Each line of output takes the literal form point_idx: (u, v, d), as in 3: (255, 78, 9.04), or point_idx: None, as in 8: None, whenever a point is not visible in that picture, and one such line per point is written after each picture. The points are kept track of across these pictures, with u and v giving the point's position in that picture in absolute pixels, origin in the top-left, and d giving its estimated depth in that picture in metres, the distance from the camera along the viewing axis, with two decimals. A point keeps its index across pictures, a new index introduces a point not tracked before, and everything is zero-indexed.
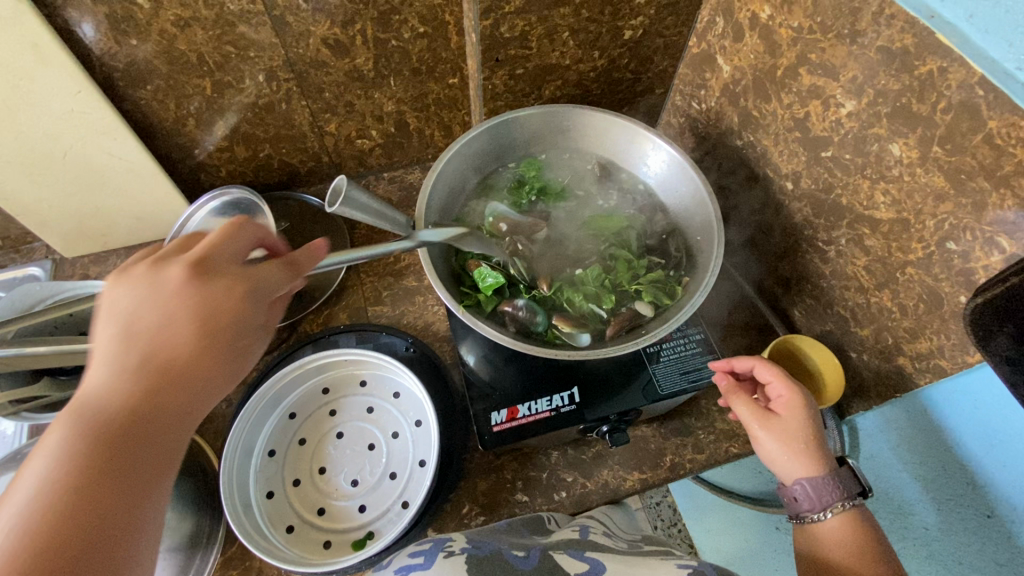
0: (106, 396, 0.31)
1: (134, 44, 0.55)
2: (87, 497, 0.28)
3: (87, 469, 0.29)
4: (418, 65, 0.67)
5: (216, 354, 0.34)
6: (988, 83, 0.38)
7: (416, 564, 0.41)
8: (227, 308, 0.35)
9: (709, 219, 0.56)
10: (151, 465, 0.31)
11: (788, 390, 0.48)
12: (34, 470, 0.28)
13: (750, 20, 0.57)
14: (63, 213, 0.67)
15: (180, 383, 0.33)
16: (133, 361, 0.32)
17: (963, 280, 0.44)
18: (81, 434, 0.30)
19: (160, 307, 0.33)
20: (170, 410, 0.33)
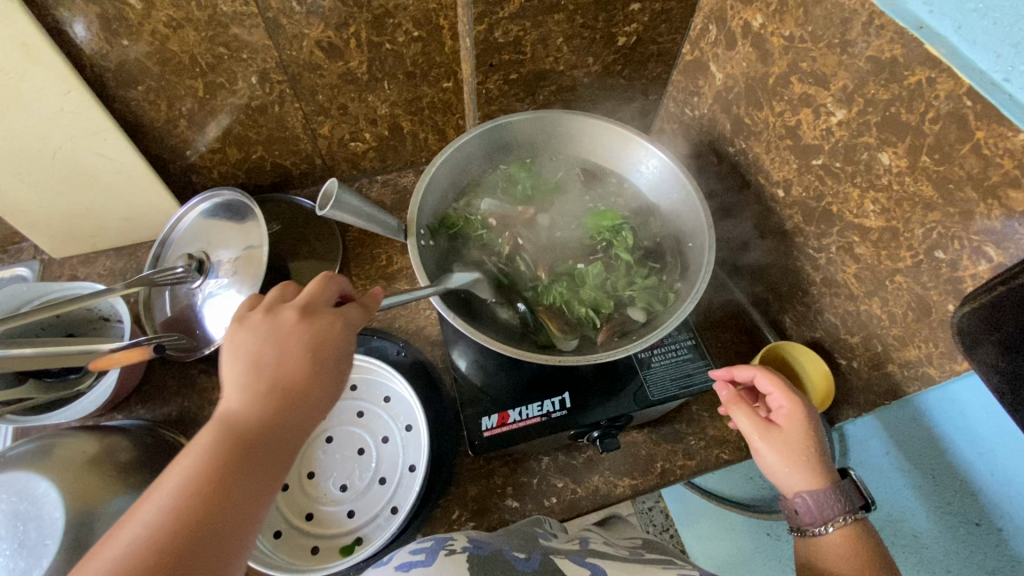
0: (239, 414, 0.36)
1: (125, 44, 0.55)
2: (214, 499, 0.32)
3: (219, 474, 0.33)
4: (413, 69, 0.67)
5: (322, 383, 0.39)
6: (976, 94, 0.38)
7: (416, 562, 0.40)
8: (333, 343, 0.40)
9: (701, 225, 0.57)
10: (265, 476, 0.35)
11: (789, 401, 0.48)
12: (176, 471, 0.33)
13: (743, 28, 0.58)
14: (52, 213, 0.67)
15: (293, 404, 0.37)
16: (261, 383, 0.37)
17: (951, 288, 0.44)
18: (222, 441, 0.34)
19: (279, 340, 0.39)
20: (284, 428, 0.37)
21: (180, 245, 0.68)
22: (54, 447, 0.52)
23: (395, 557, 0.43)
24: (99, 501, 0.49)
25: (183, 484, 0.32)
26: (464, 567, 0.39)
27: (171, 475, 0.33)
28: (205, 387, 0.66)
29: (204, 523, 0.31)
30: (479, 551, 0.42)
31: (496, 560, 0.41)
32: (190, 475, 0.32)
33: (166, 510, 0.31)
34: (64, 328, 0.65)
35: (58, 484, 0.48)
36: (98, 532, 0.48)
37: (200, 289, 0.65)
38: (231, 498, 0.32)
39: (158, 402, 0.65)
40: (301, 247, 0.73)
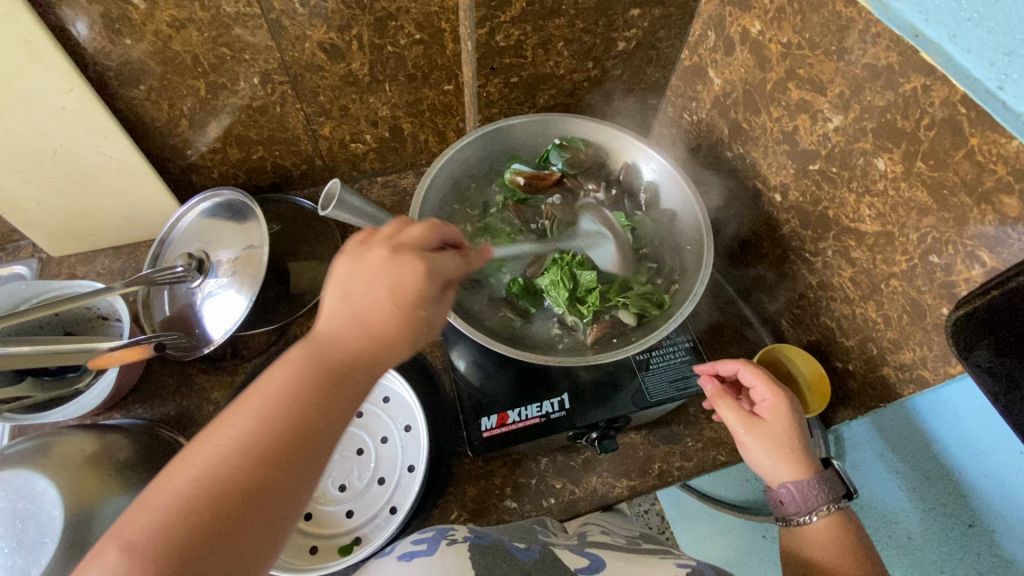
0: (332, 335, 0.37)
1: (127, 43, 0.55)
2: (291, 426, 0.33)
3: (299, 401, 0.34)
4: (414, 71, 0.67)
5: (405, 329, 0.38)
6: (970, 101, 0.39)
7: (419, 552, 0.41)
8: (420, 293, 0.38)
9: (700, 229, 0.58)
10: (341, 409, 0.35)
11: (773, 394, 0.49)
12: (263, 387, 0.34)
13: (741, 34, 0.59)
14: (51, 212, 0.67)
15: (375, 345, 0.37)
16: (348, 318, 0.37)
17: (945, 292, 0.45)
18: (312, 367, 0.35)
19: (371, 275, 0.38)
20: (364, 367, 0.36)
21: (179, 243, 0.68)
22: (52, 445, 0.52)
23: (398, 547, 0.43)
24: (97, 500, 0.49)
25: (267, 401, 0.34)
26: (466, 554, 0.40)
27: (259, 390, 0.34)
28: (203, 387, 0.66)
29: (278, 447, 0.33)
30: (480, 541, 0.43)
31: (497, 549, 0.42)
32: (272, 397, 0.34)
33: (251, 427, 0.33)
34: (61, 327, 0.65)
35: (56, 483, 0.48)
36: (96, 529, 0.48)
37: (201, 288, 0.66)
38: (309, 428, 0.34)
39: (155, 402, 0.65)
40: (301, 247, 0.73)
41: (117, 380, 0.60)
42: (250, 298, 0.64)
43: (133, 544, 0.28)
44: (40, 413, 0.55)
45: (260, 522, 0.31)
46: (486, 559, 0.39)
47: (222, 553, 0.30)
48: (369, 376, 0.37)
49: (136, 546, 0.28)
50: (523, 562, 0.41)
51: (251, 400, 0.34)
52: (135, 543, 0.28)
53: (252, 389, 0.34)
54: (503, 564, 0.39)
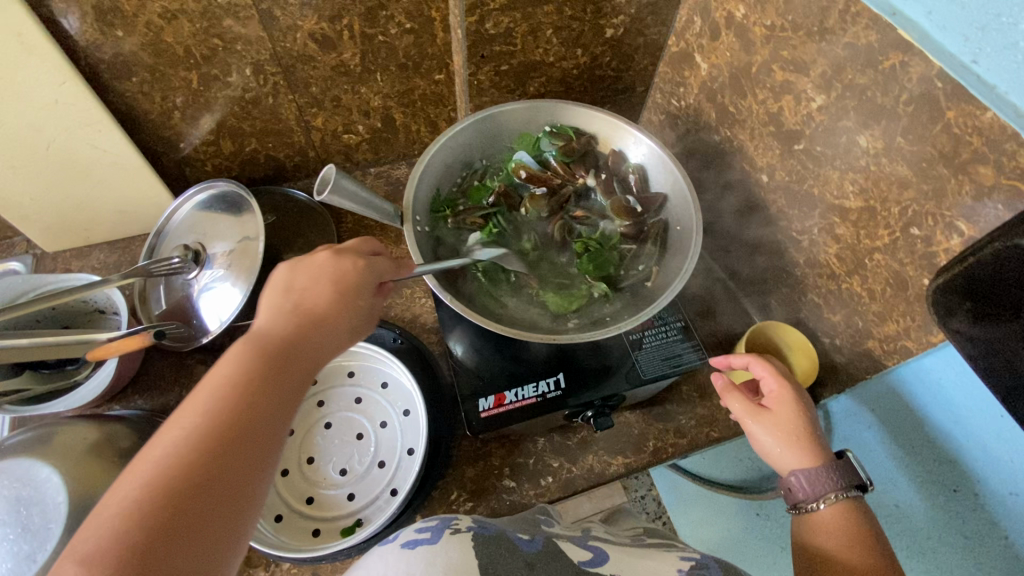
0: (268, 330, 0.40)
1: (119, 36, 0.55)
2: (239, 413, 0.35)
3: (248, 386, 0.36)
4: (405, 61, 0.68)
5: (344, 311, 0.43)
6: (946, 75, 0.40)
7: (423, 539, 0.40)
8: (358, 282, 0.44)
9: (687, 208, 0.59)
10: (286, 390, 0.38)
11: (780, 385, 0.50)
12: (206, 381, 0.36)
13: (726, 18, 0.60)
14: (46, 207, 0.67)
15: (315, 333, 0.41)
16: (290, 312, 0.41)
17: (925, 263, 0.46)
18: (254, 356, 0.38)
19: (308, 272, 0.43)
20: (305, 351, 0.40)
21: (175, 236, 0.69)
22: (54, 434, 0.52)
23: (400, 534, 0.42)
24: (100, 488, 0.50)
25: (213, 393, 0.35)
26: (471, 547, 0.39)
27: (204, 386, 0.36)
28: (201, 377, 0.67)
29: (229, 432, 0.34)
30: (484, 531, 0.43)
31: (500, 539, 0.41)
32: (218, 392, 0.35)
33: (198, 422, 0.34)
34: (59, 320, 0.65)
35: (59, 470, 0.49)
36: None
37: (197, 280, 0.66)
38: (259, 410, 0.36)
39: (155, 392, 0.65)
40: (296, 239, 0.73)
41: (117, 370, 0.61)
42: (246, 290, 0.64)
43: (87, 550, 0.28)
44: (40, 405, 0.55)
45: (221, 508, 0.32)
46: (490, 551, 0.39)
47: (182, 546, 0.30)
48: (313, 357, 0.40)
49: (95, 553, 0.28)
50: (525, 552, 0.41)
51: (195, 398, 0.35)
52: (93, 553, 0.28)
53: (200, 385, 0.36)
54: (508, 555, 0.39)
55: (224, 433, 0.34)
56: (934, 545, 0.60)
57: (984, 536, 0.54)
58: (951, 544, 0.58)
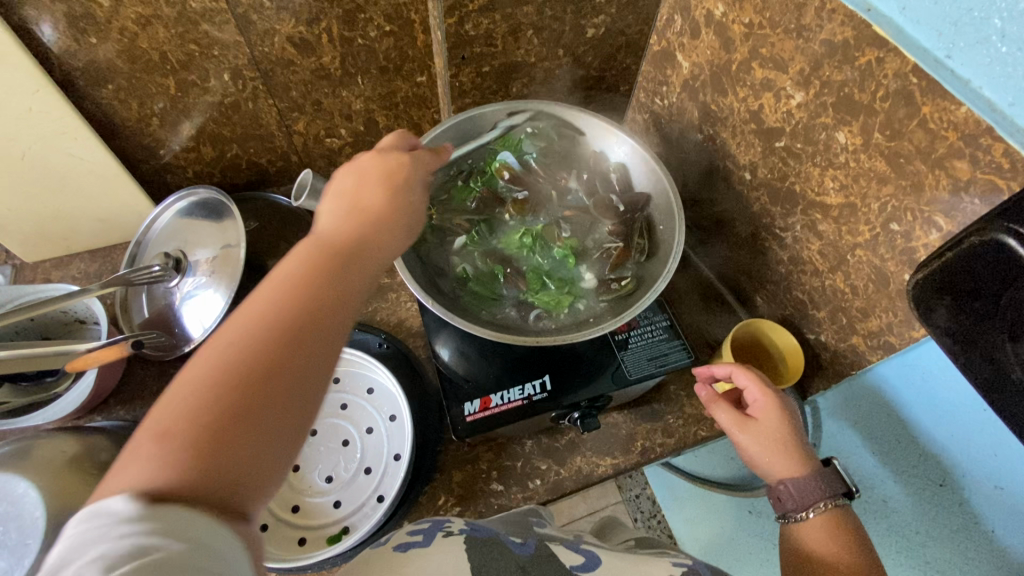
0: (332, 228, 0.39)
1: (93, 42, 0.55)
2: (307, 300, 0.34)
3: (318, 277, 0.35)
4: (385, 63, 0.67)
5: (394, 212, 0.42)
6: (920, 71, 0.40)
7: (416, 542, 0.40)
8: (402, 179, 0.44)
9: (670, 207, 0.58)
10: (352, 280, 0.37)
11: (763, 393, 0.49)
12: (278, 270, 0.35)
13: (706, 17, 0.60)
14: (23, 217, 0.66)
15: (370, 230, 0.40)
16: (345, 212, 0.40)
17: (906, 259, 0.46)
18: (316, 252, 0.37)
19: (358, 173, 0.43)
20: (368, 246, 0.39)
21: (156, 244, 0.68)
22: (33, 447, 0.52)
23: (393, 535, 0.42)
24: (80, 502, 0.49)
25: (281, 279, 0.34)
26: (464, 550, 0.39)
27: (271, 276, 0.35)
28: None
29: (294, 320, 0.33)
30: (477, 534, 0.42)
31: (494, 542, 0.41)
32: (277, 281, 0.34)
33: (266, 309, 0.32)
34: (39, 331, 0.64)
35: (37, 484, 0.48)
36: None
37: (179, 288, 0.65)
38: (326, 300, 0.34)
39: (137, 403, 0.64)
40: (279, 244, 0.73)
41: (98, 380, 0.60)
42: (229, 296, 0.64)
43: (157, 433, 0.27)
44: (19, 418, 0.55)
45: (281, 401, 0.30)
46: (483, 552, 0.39)
47: (251, 430, 0.29)
48: (370, 252, 0.39)
49: (169, 428, 0.27)
50: (520, 555, 0.40)
51: (262, 287, 0.34)
52: (173, 424, 0.28)
53: (269, 275, 0.35)
54: (500, 558, 0.39)
55: (293, 317, 0.32)
56: (923, 541, 0.60)
57: (970, 529, 0.54)
58: (938, 538, 0.58)
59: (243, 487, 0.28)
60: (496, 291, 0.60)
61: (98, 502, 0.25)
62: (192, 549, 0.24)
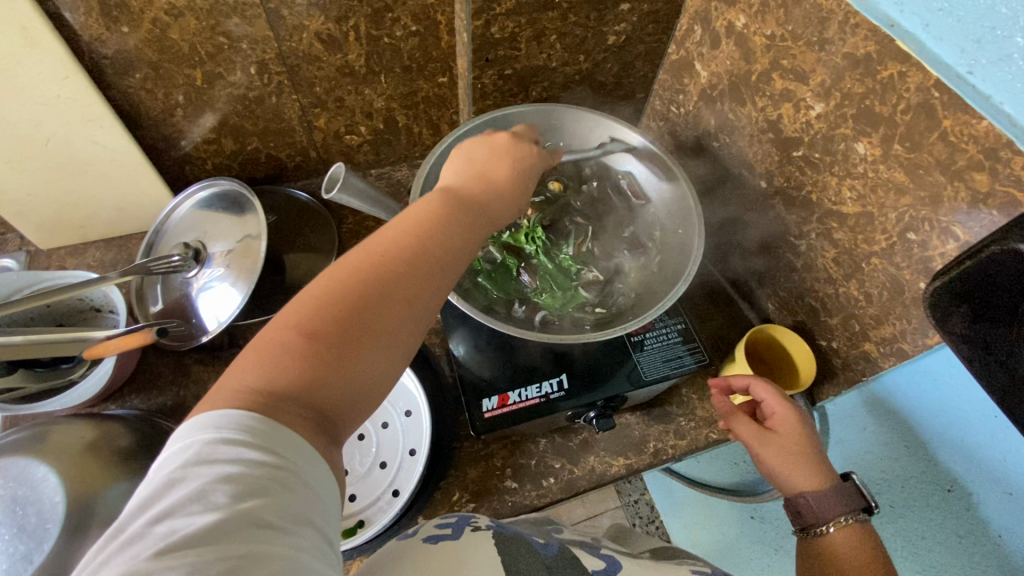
0: (463, 184, 0.45)
1: (123, 32, 0.55)
2: (438, 238, 0.39)
3: (449, 219, 0.40)
4: (409, 63, 0.68)
5: (512, 191, 0.47)
6: (942, 86, 0.41)
7: (445, 535, 0.40)
8: (528, 162, 0.50)
9: (690, 212, 0.59)
10: (471, 233, 0.41)
11: (783, 407, 0.51)
12: (412, 210, 0.40)
13: (727, 28, 0.61)
14: (42, 203, 0.66)
15: (491, 192, 0.45)
16: (476, 172, 0.46)
17: (921, 268, 0.48)
18: (448, 204, 0.42)
19: (491, 146, 0.49)
20: (488, 204, 0.44)
21: (174, 233, 0.68)
22: (49, 433, 0.51)
23: (419, 529, 0.42)
24: (97, 488, 0.49)
25: (418, 221, 0.39)
26: (492, 544, 0.39)
27: (406, 216, 0.40)
28: (198, 377, 0.66)
29: (420, 266, 0.37)
30: (503, 530, 0.43)
31: (520, 539, 0.42)
32: (415, 225, 0.39)
33: (405, 236, 0.38)
34: (54, 318, 0.64)
35: (55, 469, 0.48)
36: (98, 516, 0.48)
37: (196, 279, 0.65)
38: (449, 240, 0.39)
39: (151, 392, 0.64)
40: (296, 238, 0.73)
41: (116, 368, 0.60)
42: (247, 291, 0.64)
43: (303, 327, 0.32)
44: (35, 404, 0.55)
45: (394, 322, 0.35)
46: (512, 549, 0.39)
47: (367, 341, 0.34)
48: (488, 220, 0.44)
49: (313, 331, 0.32)
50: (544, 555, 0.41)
51: (405, 217, 0.39)
52: (308, 320, 0.33)
53: (407, 212, 0.40)
54: (527, 553, 0.39)
55: (418, 258, 0.37)
56: (929, 546, 0.61)
57: (976, 534, 0.55)
58: (945, 544, 0.59)
59: (350, 399, 0.33)
60: (513, 292, 0.61)
61: (220, 416, 0.28)
62: (294, 481, 0.28)
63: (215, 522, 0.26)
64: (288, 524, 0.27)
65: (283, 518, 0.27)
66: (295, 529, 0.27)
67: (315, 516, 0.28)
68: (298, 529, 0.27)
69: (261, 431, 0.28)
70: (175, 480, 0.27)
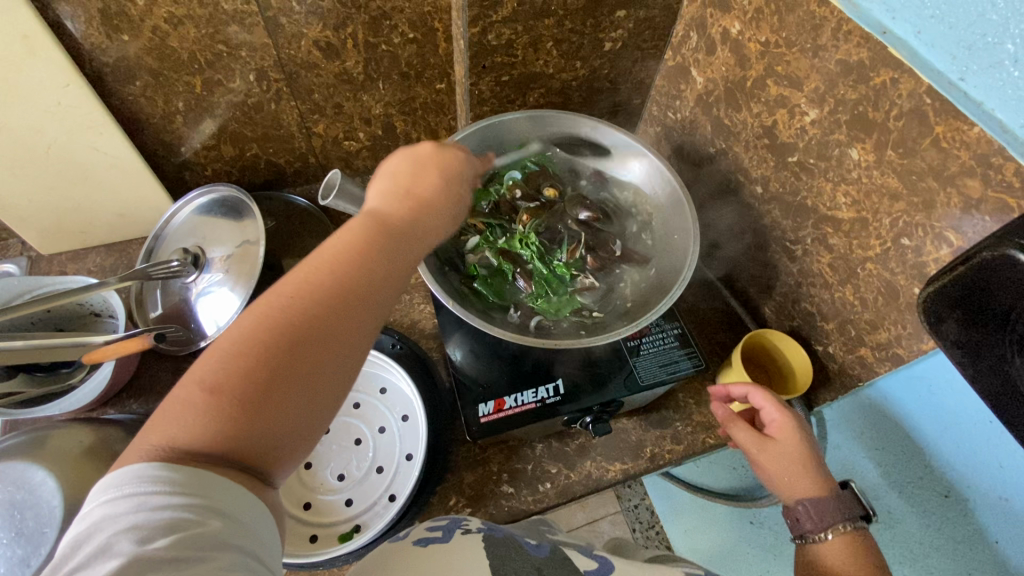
0: (384, 208, 0.41)
1: (124, 40, 0.56)
2: (355, 274, 0.36)
3: (367, 250, 0.37)
4: (407, 70, 0.69)
5: (441, 209, 0.44)
6: (934, 92, 0.42)
7: (434, 538, 0.41)
8: (459, 173, 0.47)
9: (685, 218, 0.60)
10: (396, 260, 0.39)
11: (782, 414, 0.51)
12: (325, 244, 0.37)
13: (722, 34, 0.62)
14: (43, 209, 0.66)
15: (420, 212, 0.42)
16: (398, 192, 0.42)
17: (915, 273, 0.48)
18: (368, 232, 0.39)
19: (417, 158, 0.45)
20: (413, 227, 0.41)
21: (173, 239, 0.69)
22: (48, 438, 0.52)
23: (411, 531, 0.42)
24: None
25: (330, 256, 0.36)
26: (481, 547, 0.39)
27: (320, 252, 0.37)
28: None
29: (335, 306, 0.35)
30: (494, 532, 0.43)
31: (510, 542, 0.42)
32: (327, 262, 0.36)
33: (317, 276, 0.35)
34: (54, 323, 0.65)
35: (54, 474, 0.48)
36: None
37: (195, 285, 0.66)
38: (369, 273, 0.37)
39: (150, 397, 0.64)
40: (295, 243, 0.74)
41: (115, 372, 0.60)
42: (245, 296, 0.64)
43: (210, 382, 0.32)
44: (34, 408, 0.55)
45: (312, 369, 0.34)
46: (501, 552, 0.39)
47: (284, 390, 0.33)
48: (417, 241, 0.41)
49: (220, 385, 0.32)
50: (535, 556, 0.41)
51: (317, 252, 0.37)
52: (214, 377, 0.32)
53: (321, 246, 0.37)
54: (517, 556, 0.39)
55: (335, 299, 0.35)
56: (926, 551, 0.61)
57: (973, 540, 0.55)
58: (942, 549, 0.59)
59: (271, 446, 0.32)
60: (509, 298, 0.61)
61: (126, 469, 0.29)
62: (209, 514, 0.29)
63: (123, 568, 0.27)
64: (203, 554, 0.28)
65: (193, 550, 0.28)
66: (210, 557, 0.28)
67: (234, 541, 0.30)
68: (215, 555, 0.29)
69: (168, 476, 0.29)
70: (84, 537, 0.28)
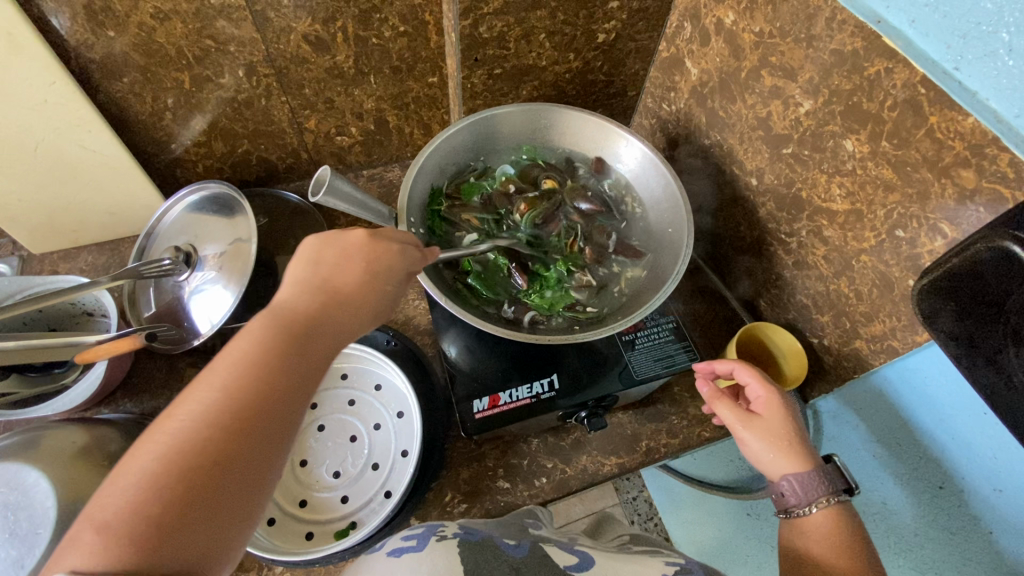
0: (291, 307, 0.41)
1: (110, 36, 0.55)
2: (259, 388, 0.35)
3: (275, 361, 0.37)
4: (398, 64, 0.68)
5: (366, 297, 0.43)
6: (929, 81, 0.41)
7: (409, 547, 0.40)
8: (389, 263, 0.45)
9: (679, 211, 0.59)
10: (301, 367, 0.38)
11: (767, 390, 0.50)
12: (226, 356, 0.36)
13: (716, 25, 0.61)
14: (33, 208, 0.66)
15: (336, 312, 0.41)
16: (312, 288, 0.42)
17: (910, 264, 0.47)
18: (278, 330, 0.39)
19: (341, 250, 0.44)
20: (329, 330, 0.41)
21: (164, 238, 0.68)
22: (42, 438, 0.52)
23: (386, 543, 0.42)
24: (89, 492, 0.49)
25: (236, 370, 0.36)
26: (456, 552, 0.39)
27: (216, 368, 0.36)
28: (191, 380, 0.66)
29: (253, 409, 0.35)
30: (470, 537, 0.43)
31: (487, 545, 0.41)
32: (249, 355, 0.37)
33: (222, 393, 0.34)
34: (46, 322, 0.64)
35: (47, 475, 0.48)
36: None
37: (188, 282, 0.65)
38: (278, 386, 0.36)
39: (144, 396, 0.64)
40: (288, 240, 0.73)
41: (107, 372, 0.60)
42: (239, 294, 0.64)
43: (101, 521, 0.29)
44: (27, 409, 0.55)
45: (222, 493, 0.32)
46: (476, 557, 0.39)
47: (194, 521, 0.31)
48: (329, 341, 0.40)
49: (114, 524, 0.29)
50: (511, 557, 0.40)
51: (222, 365, 0.36)
52: (111, 518, 0.29)
53: (220, 359, 0.36)
54: (494, 560, 0.39)
55: (241, 415, 0.34)
56: (920, 543, 0.61)
57: (968, 531, 0.55)
58: (936, 541, 0.59)
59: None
60: (504, 290, 0.61)
61: None
62: None
63: None
64: None
65: None
66: None
67: None
68: None
69: None
70: None
